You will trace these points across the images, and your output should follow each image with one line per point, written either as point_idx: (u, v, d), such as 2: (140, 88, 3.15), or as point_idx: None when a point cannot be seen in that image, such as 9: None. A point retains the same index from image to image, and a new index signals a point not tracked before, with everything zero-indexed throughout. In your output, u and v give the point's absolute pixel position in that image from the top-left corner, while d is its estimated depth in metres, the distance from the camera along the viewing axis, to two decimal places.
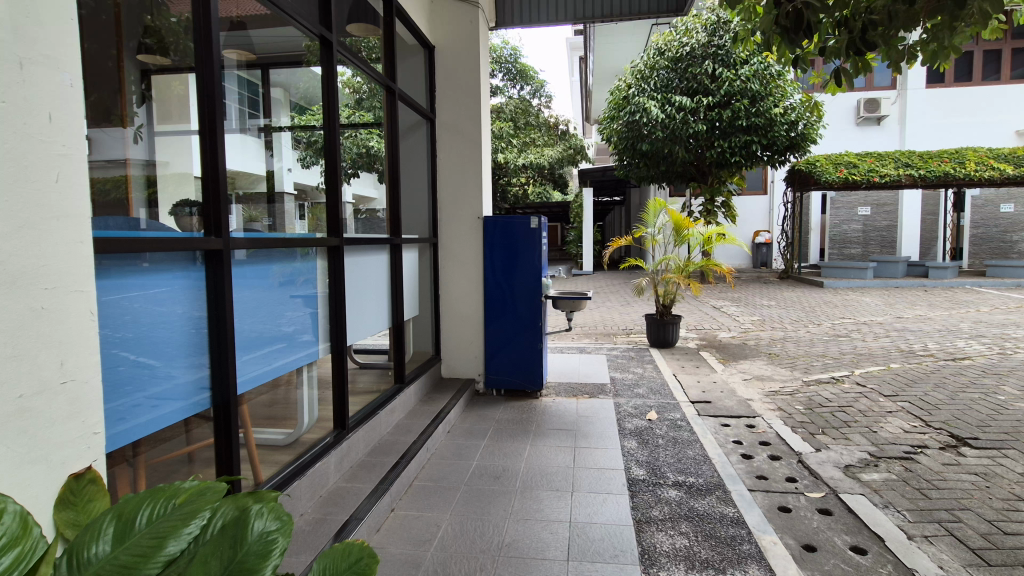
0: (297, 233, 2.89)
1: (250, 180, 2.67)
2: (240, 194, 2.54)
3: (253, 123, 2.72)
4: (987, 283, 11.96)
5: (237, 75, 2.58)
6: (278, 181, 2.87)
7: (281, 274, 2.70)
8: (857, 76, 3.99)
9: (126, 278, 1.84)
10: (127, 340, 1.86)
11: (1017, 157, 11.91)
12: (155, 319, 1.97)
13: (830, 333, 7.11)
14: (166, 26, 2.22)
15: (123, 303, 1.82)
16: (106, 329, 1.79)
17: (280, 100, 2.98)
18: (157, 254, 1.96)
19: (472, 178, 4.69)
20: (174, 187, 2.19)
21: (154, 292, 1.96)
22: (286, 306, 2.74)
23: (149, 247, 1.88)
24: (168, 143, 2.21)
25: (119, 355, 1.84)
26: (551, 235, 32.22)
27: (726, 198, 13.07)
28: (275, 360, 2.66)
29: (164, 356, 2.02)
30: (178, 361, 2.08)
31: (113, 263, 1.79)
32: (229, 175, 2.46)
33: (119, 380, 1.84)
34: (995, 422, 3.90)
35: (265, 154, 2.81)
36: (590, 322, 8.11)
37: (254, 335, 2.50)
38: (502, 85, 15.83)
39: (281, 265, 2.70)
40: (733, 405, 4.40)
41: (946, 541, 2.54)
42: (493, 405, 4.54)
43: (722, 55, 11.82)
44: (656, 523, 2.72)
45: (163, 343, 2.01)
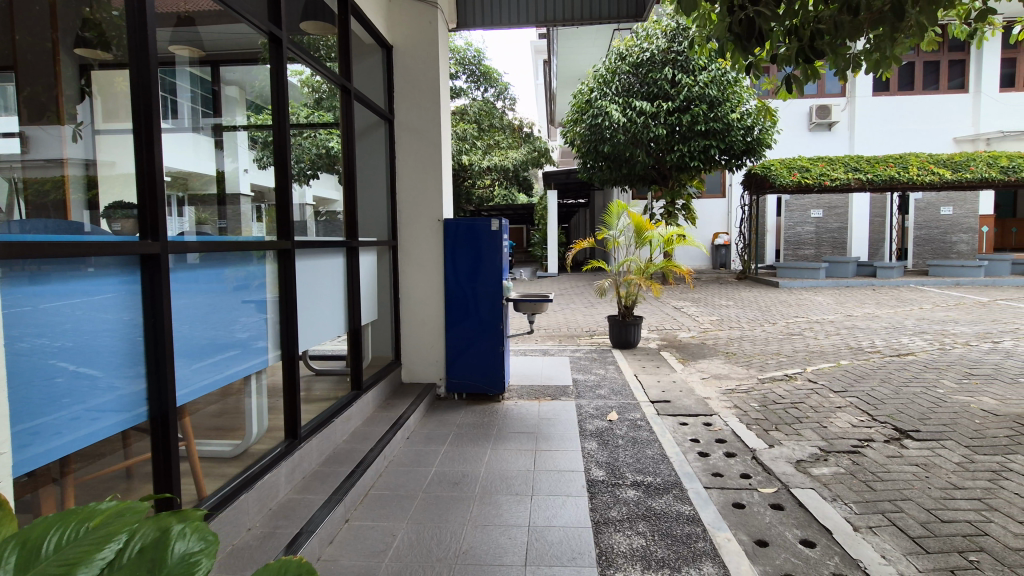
0: (252, 235, 2.84)
1: (203, 182, 2.63)
2: (192, 195, 2.52)
3: (206, 122, 2.70)
4: (930, 282, 12.60)
5: (189, 73, 2.59)
6: (230, 183, 2.81)
7: (234, 279, 2.61)
8: (807, 83, 4.12)
9: (68, 284, 1.77)
10: (67, 350, 1.77)
11: (955, 163, 12.57)
12: (98, 327, 1.88)
13: (784, 332, 7.35)
14: (109, 20, 2.08)
15: (64, 310, 1.75)
16: (42, 338, 1.70)
17: (235, 98, 2.92)
18: (103, 259, 1.89)
19: (432, 180, 4.63)
20: (117, 188, 2.07)
21: (98, 299, 1.88)
22: (239, 312, 2.63)
23: (95, 251, 1.82)
24: (113, 141, 2.09)
25: (56, 365, 1.74)
26: (517, 237, 32.55)
27: (686, 201, 13.37)
28: (227, 368, 2.55)
29: (108, 365, 1.92)
30: (121, 370, 1.97)
31: (55, 267, 1.73)
32: (180, 176, 2.44)
33: (55, 392, 1.74)
34: (934, 415, 4.09)
35: (216, 152, 2.76)
36: (554, 324, 8.15)
37: (206, 342, 2.40)
38: (465, 87, 15.92)
39: (234, 269, 2.60)
40: (690, 404, 4.48)
41: (888, 531, 2.64)
42: (454, 409, 4.48)
43: (681, 61, 12.13)
44: (613, 524, 2.73)
45: (107, 352, 1.92)
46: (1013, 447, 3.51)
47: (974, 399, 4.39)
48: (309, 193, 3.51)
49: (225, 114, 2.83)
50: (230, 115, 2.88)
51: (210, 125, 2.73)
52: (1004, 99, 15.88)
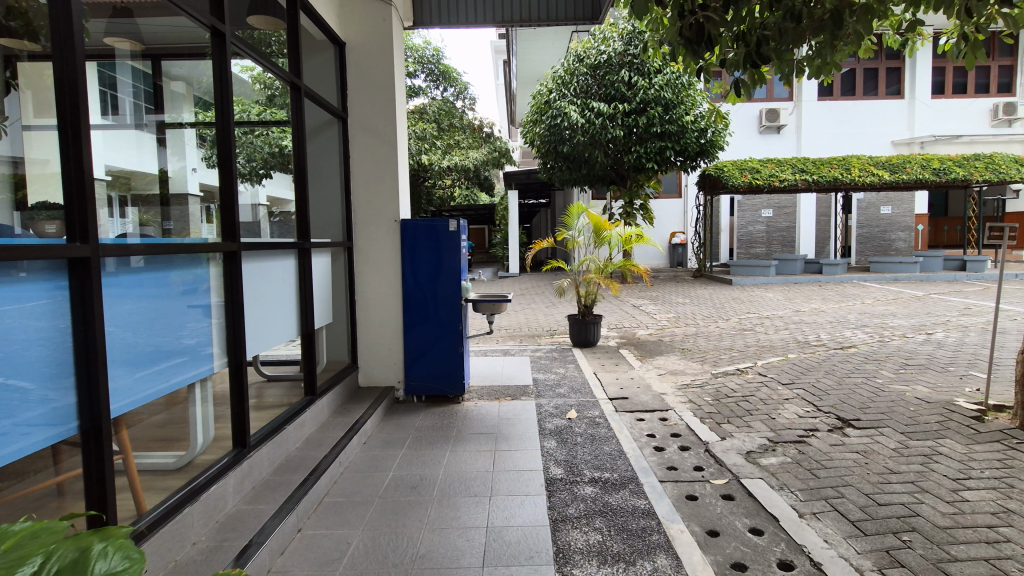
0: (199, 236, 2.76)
1: (146, 181, 2.62)
2: (136, 195, 2.52)
3: (151, 118, 2.70)
4: (871, 278, 13.30)
5: (133, 67, 2.59)
6: (175, 184, 2.76)
7: (181, 283, 2.52)
8: (755, 87, 4.28)
9: None
10: None
11: (893, 165, 13.30)
12: (30, 336, 1.78)
13: (737, 328, 7.60)
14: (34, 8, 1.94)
15: None
16: None
17: (181, 94, 2.87)
18: (35, 263, 1.79)
19: (388, 179, 4.55)
20: (50, 188, 1.96)
21: (30, 306, 1.78)
22: (185, 317, 2.54)
23: (27, 255, 1.72)
24: (44, 138, 1.96)
25: None
26: (479, 238, 32.56)
27: (644, 201, 13.63)
28: (173, 376, 2.46)
29: (40, 377, 1.81)
30: (54, 382, 1.87)
31: None
32: (125, 174, 2.45)
33: None
34: (874, 404, 4.31)
35: (159, 150, 2.72)
36: (516, 324, 8.17)
37: (151, 349, 2.32)
38: (424, 86, 15.82)
39: (181, 272, 2.52)
40: (647, 400, 4.58)
41: (831, 516, 2.76)
42: (413, 412, 4.43)
43: (637, 64, 12.36)
44: (571, 521, 2.76)
45: (39, 362, 1.82)
46: (943, 432, 3.74)
47: (909, 388, 4.67)
48: (263, 192, 3.53)
49: (169, 111, 2.80)
50: (176, 112, 2.84)
51: (155, 122, 2.72)
52: (936, 105, 16.90)
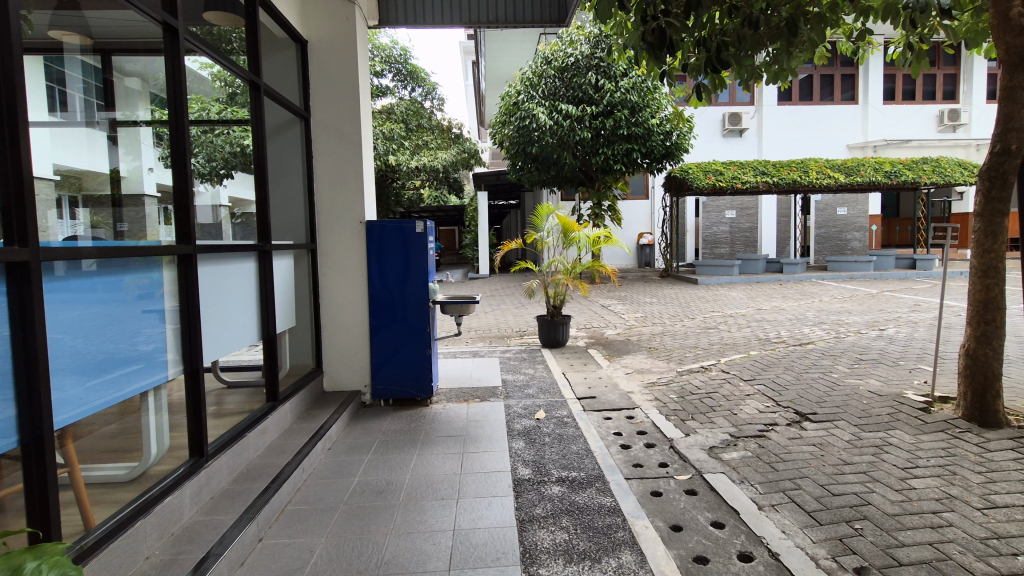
0: (159, 239, 2.67)
1: (97, 181, 2.53)
2: (86, 196, 2.43)
3: (103, 116, 2.62)
4: (828, 276, 13.80)
5: (82, 63, 2.50)
6: (128, 185, 2.66)
7: (136, 287, 2.45)
8: (716, 91, 4.39)
9: None
10: None
11: (848, 168, 13.84)
12: None
13: (702, 326, 7.77)
14: None
15: None
16: None
17: (136, 91, 2.78)
18: None
19: (352, 180, 4.48)
20: None
21: None
22: (140, 323, 2.47)
23: None
24: None
25: None
26: (449, 239, 32.54)
27: (612, 202, 13.82)
28: (128, 384, 2.39)
29: None
30: None
31: None
32: (74, 174, 2.36)
33: None
34: (830, 398, 4.47)
35: (111, 150, 2.62)
36: (485, 325, 8.16)
37: (105, 356, 2.25)
38: (392, 86, 15.72)
39: (136, 276, 2.45)
40: (614, 398, 4.64)
41: (788, 507, 2.85)
42: (380, 416, 4.37)
43: (604, 67, 12.51)
44: (537, 521, 2.77)
45: None
46: (893, 423, 3.91)
47: (863, 381, 4.87)
48: (225, 193, 3.49)
49: (122, 108, 2.70)
50: (129, 109, 2.74)
51: (108, 120, 2.64)
52: (887, 111, 17.66)
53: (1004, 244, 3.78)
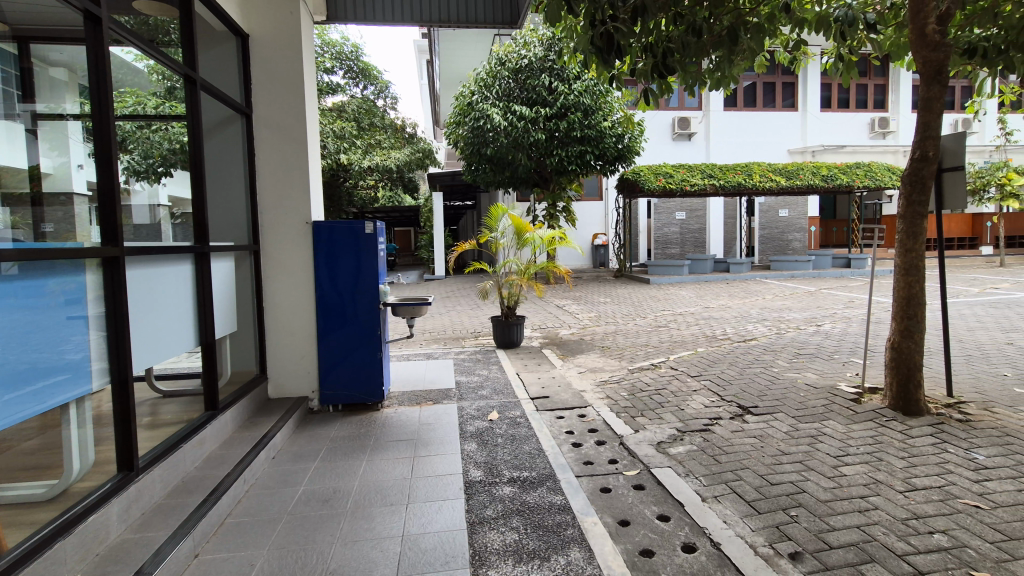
0: (90, 240, 2.50)
1: (17, 178, 2.47)
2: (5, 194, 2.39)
3: (27, 109, 2.56)
4: (771, 275, 14.42)
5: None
6: (54, 183, 2.55)
7: (60, 293, 2.29)
8: (662, 96, 4.51)
9: None
10: None
11: (788, 171, 14.51)
12: None
13: (653, 325, 7.98)
14: None
15: None
16: None
17: (64, 82, 2.60)
18: None
19: (297, 180, 4.34)
20: None
21: None
22: (66, 330, 2.32)
23: None
24: None
25: None
26: (404, 240, 32.28)
27: (566, 203, 14.00)
28: (51, 396, 2.25)
29: None
30: None
31: None
32: None
33: None
34: (770, 391, 4.68)
35: (32, 142, 2.55)
36: (440, 327, 8.09)
37: (25, 367, 2.13)
38: (343, 83, 15.41)
39: (61, 280, 2.29)
40: (567, 398, 4.69)
41: (730, 498, 2.96)
42: (329, 422, 4.26)
43: (557, 70, 12.66)
44: (488, 522, 2.76)
45: None
46: (827, 414, 4.14)
47: (800, 375, 5.12)
48: (165, 193, 3.42)
49: (45, 100, 2.60)
50: (56, 101, 2.62)
51: (29, 113, 2.56)
52: (824, 118, 18.66)
53: (924, 244, 4.04)
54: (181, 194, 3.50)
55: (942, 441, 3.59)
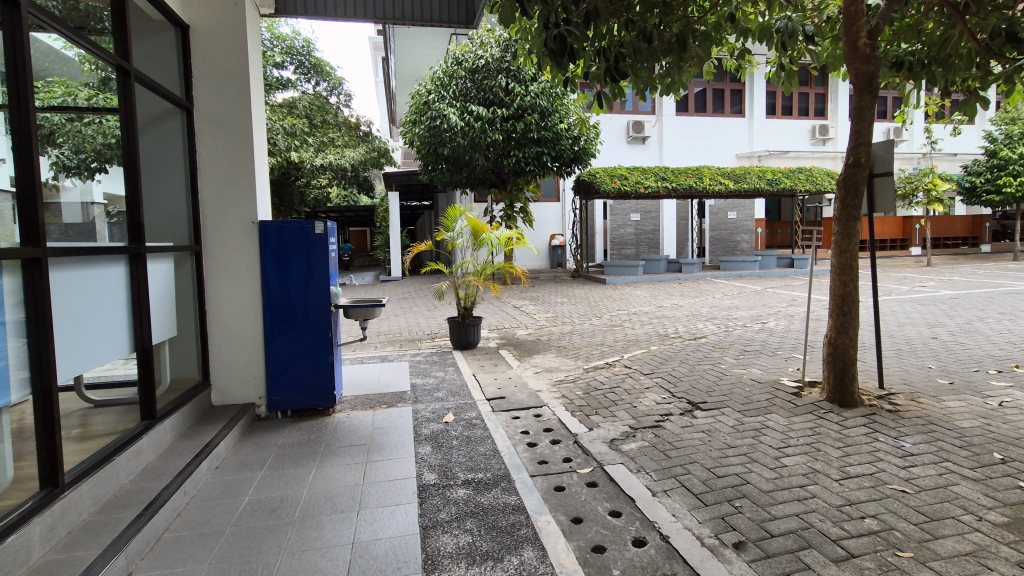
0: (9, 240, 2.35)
1: None
2: None
3: None
4: (721, 275, 14.95)
5: None
6: None
7: None
8: (615, 99, 4.59)
9: None
10: None
11: (737, 175, 15.07)
12: None
13: (608, 324, 8.12)
14: None
15: None
16: None
17: None
18: None
19: (242, 178, 4.18)
20: None
21: None
22: None
23: None
24: None
25: None
26: (359, 241, 31.69)
27: (524, 204, 14.07)
28: None
29: None
30: None
31: None
32: None
33: None
34: (718, 387, 4.85)
35: None
36: (395, 329, 7.97)
37: None
38: (294, 79, 14.97)
39: None
40: (523, 398, 4.71)
41: (679, 492, 3.05)
42: (277, 429, 4.12)
43: (514, 71, 12.71)
44: (442, 526, 2.74)
45: None
46: (770, 407, 4.32)
47: (746, 370, 5.34)
48: (100, 189, 3.25)
49: None
50: None
51: None
52: (769, 124, 19.51)
53: (857, 245, 4.29)
54: (117, 191, 3.32)
55: (874, 430, 3.81)
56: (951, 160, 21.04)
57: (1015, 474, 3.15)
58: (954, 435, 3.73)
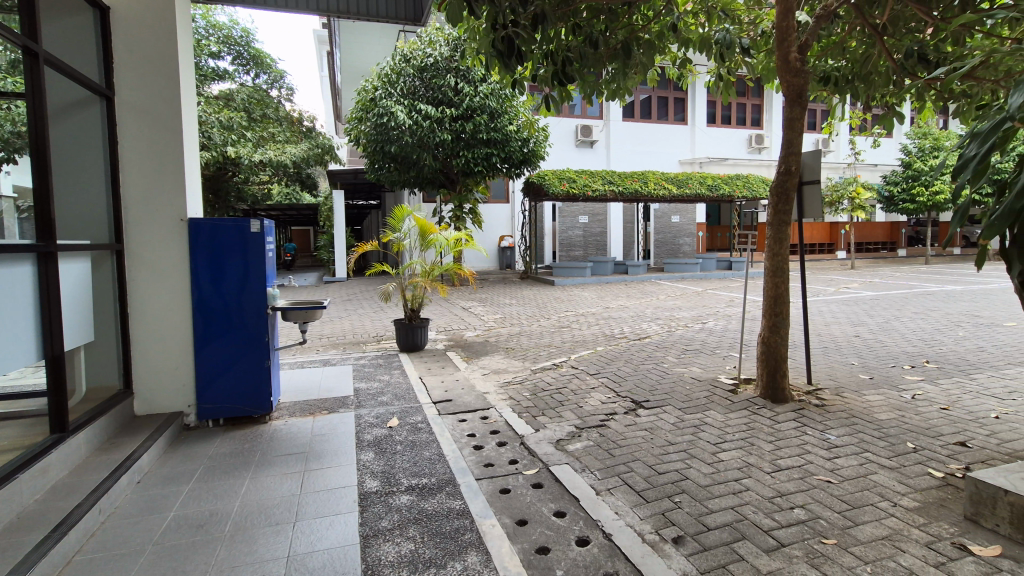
0: None
1: None
2: None
3: None
4: (664, 277, 15.45)
5: None
6: None
7: None
8: (561, 103, 4.65)
9: None
10: None
11: (679, 181, 15.63)
12: None
13: (556, 325, 8.21)
14: None
15: None
16: None
17: None
18: None
19: (170, 173, 3.92)
20: None
21: None
22: None
23: None
24: None
25: None
26: (302, 241, 30.70)
27: (473, 205, 14.00)
28: None
29: None
30: None
31: None
32: None
33: None
34: (660, 386, 4.99)
35: None
36: (339, 332, 7.73)
37: None
38: (231, 70, 14.39)
39: None
40: (470, 400, 4.67)
41: (622, 490, 3.10)
42: (207, 439, 3.89)
43: (463, 71, 12.65)
44: (383, 534, 2.66)
45: None
46: (708, 404, 4.49)
47: (687, 369, 5.52)
48: (8, 181, 2.97)
49: None
50: None
51: None
52: (710, 132, 20.38)
53: (788, 249, 4.53)
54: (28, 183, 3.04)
55: (803, 424, 4.03)
56: (873, 170, 22.68)
57: (925, 461, 3.41)
58: (873, 427, 3.99)
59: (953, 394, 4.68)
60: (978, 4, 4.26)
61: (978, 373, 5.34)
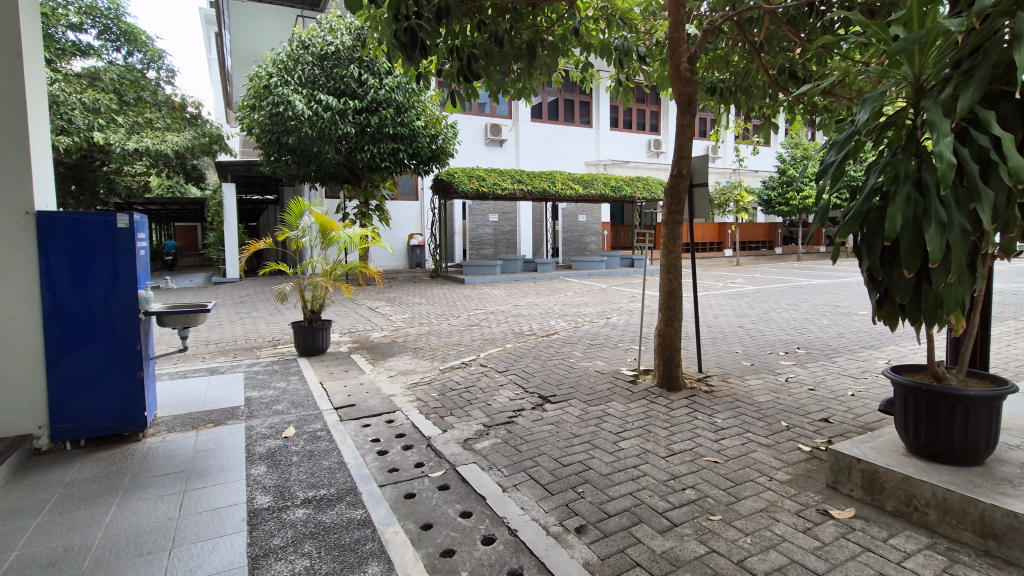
0: None
1: None
2: None
3: None
4: (572, 275, 15.91)
5: None
6: None
7: None
8: (468, 100, 4.59)
9: None
10: None
11: (585, 181, 16.19)
12: None
13: (465, 324, 8.17)
14: None
15: None
16: None
17: None
18: None
19: (12, 159, 3.37)
20: None
21: None
22: None
23: None
24: None
25: None
26: (188, 238, 27.98)
27: (379, 202, 13.55)
28: None
29: None
30: None
31: None
32: None
33: None
34: (567, 380, 5.14)
35: None
36: (228, 337, 7.12)
37: None
38: (97, 45, 12.80)
39: None
40: (375, 404, 4.50)
41: (528, 484, 3.14)
42: (64, 463, 3.40)
43: (367, 62, 12.22)
44: (276, 553, 2.47)
45: None
46: (611, 396, 4.68)
47: (591, 363, 5.73)
48: None
49: None
50: None
51: None
52: (613, 136, 21.37)
53: (680, 247, 4.84)
54: None
55: (694, 410, 4.33)
56: (754, 175, 25.00)
57: (796, 437, 3.80)
58: (753, 408, 4.39)
59: (818, 376, 5.26)
60: (835, 30, 4.81)
61: (838, 356, 6.06)
